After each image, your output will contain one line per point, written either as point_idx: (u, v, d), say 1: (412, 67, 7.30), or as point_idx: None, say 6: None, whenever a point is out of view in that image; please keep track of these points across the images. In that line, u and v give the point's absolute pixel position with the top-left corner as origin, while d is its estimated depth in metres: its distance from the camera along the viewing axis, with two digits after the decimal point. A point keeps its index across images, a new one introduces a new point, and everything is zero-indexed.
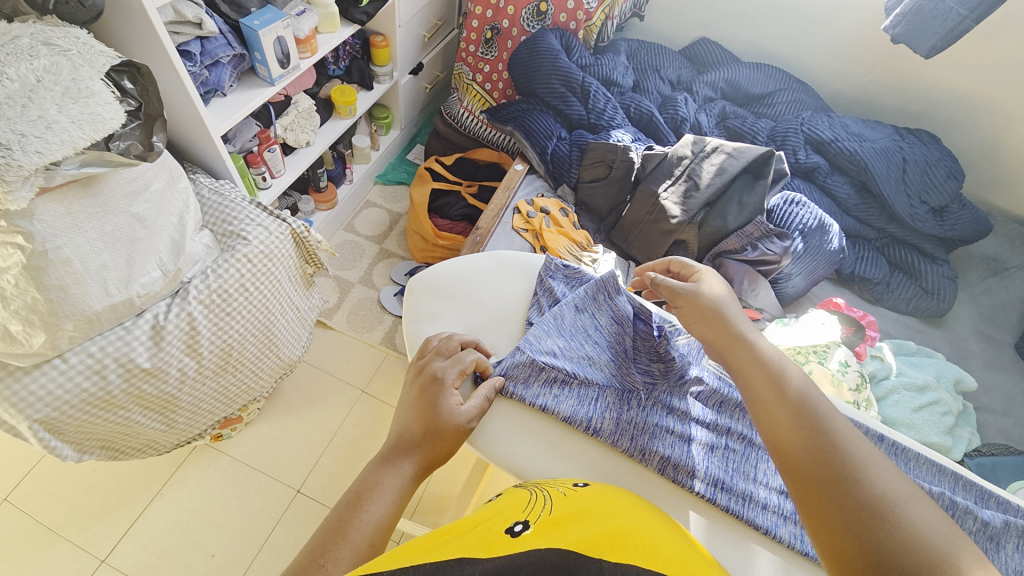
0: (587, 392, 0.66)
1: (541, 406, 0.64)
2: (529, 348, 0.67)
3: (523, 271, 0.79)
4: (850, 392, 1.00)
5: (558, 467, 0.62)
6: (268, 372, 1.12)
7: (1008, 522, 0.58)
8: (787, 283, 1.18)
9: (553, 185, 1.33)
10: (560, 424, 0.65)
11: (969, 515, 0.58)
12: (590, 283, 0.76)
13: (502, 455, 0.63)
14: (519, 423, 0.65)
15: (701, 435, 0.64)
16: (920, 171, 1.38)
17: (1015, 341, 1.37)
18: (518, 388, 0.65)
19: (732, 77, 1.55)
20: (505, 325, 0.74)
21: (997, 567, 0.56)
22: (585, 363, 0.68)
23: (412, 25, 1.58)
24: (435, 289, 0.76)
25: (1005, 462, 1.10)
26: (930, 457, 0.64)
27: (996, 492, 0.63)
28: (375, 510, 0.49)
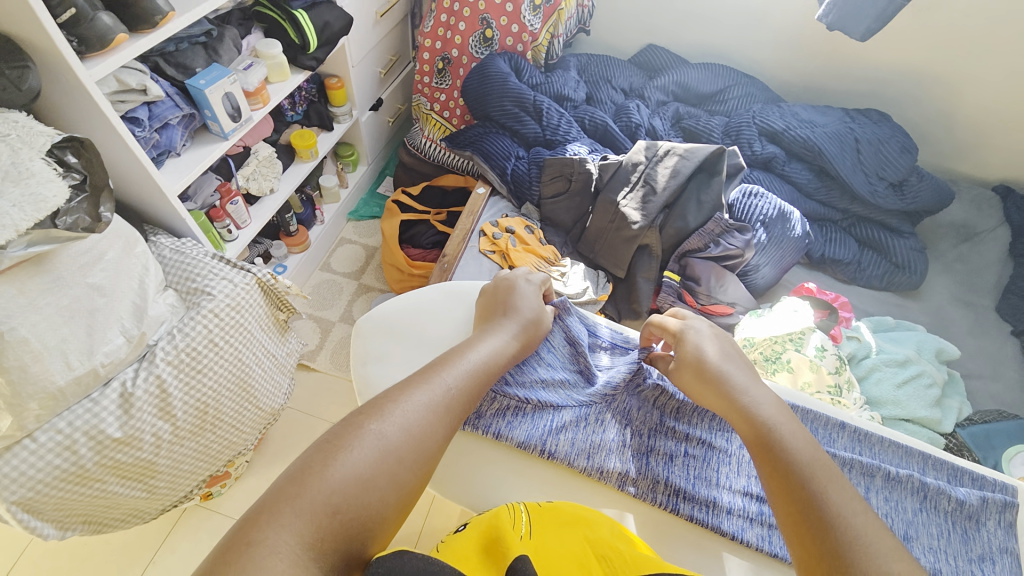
0: (543, 417, 0.69)
1: (495, 434, 0.67)
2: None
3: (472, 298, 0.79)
4: (831, 377, 0.99)
5: (515, 493, 0.65)
6: (250, 424, 1.11)
7: (985, 498, 0.61)
8: (757, 274, 1.19)
9: (517, 204, 1.35)
10: (517, 449, 0.67)
11: (943, 495, 0.61)
12: None
13: (460, 488, 0.66)
14: (479, 455, 0.67)
15: (660, 446, 0.67)
16: (874, 149, 1.40)
17: (994, 304, 1.38)
18: (472, 420, 0.68)
19: (682, 79, 1.59)
20: None
21: (979, 544, 0.59)
22: (540, 387, 0.71)
23: (365, 64, 1.61)
24: (382, 327, 0.76)
25: (997, 428, 1.10)
26: (896, 440, 0.67)
27: (969, 468, 0.65)
28: (457, 375, 0.58)
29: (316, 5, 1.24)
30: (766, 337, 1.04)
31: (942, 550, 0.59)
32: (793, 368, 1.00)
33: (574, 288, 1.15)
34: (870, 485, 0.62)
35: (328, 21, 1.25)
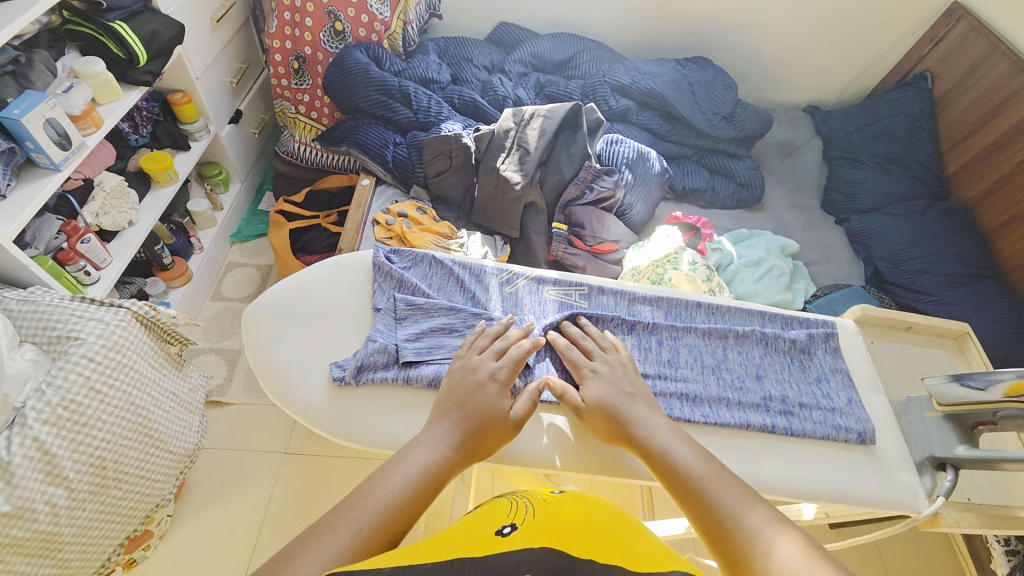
0: (446, 357, 0.71)
1: (403, 381, 0.69)
2: (383, 336, 0.72)
3: (361, 268, 0.81)
4: (704, 283, 1.17)
5: None
6: (163, 471, 1.03)
7: (813, 334, 0.77)
8: (632, 211, 1.34)
9: (405, 189, 1.36)
10: (428, 391, 0.70)
11: (781, 339, 0.77)
12: (420, 260, 0.82)
13: (381, 436, 0.66)
14: (394, 407, 0.68)
15: (556, 354, 0.75)
16: (704, 90, 1.62)
17: (818, 202, 1.69)
18: (376, 373, 0.70)
19: (536, 50, 1.68)
20: (351, 321, 0.75)
21: (816, 369, 0.76)
22: (447, 333, 0.74)
23: (211, 74, 1.51)
24: (275, 310, 0.75)
25: (835, 296, 1.36)
26: (743, 306, 0.81)
27: (800, 315, 0.81)
28: (366, 515, 0.48)
29: (137, 15, 1.15)
30: (648, 263, 1.19)
31: (786, 380, 0.74)
32: (675, 284, 1.16)
33: (474, 255, 1.20)
34: (725, 343, 0.76)
35: (155, 30, 1.16)
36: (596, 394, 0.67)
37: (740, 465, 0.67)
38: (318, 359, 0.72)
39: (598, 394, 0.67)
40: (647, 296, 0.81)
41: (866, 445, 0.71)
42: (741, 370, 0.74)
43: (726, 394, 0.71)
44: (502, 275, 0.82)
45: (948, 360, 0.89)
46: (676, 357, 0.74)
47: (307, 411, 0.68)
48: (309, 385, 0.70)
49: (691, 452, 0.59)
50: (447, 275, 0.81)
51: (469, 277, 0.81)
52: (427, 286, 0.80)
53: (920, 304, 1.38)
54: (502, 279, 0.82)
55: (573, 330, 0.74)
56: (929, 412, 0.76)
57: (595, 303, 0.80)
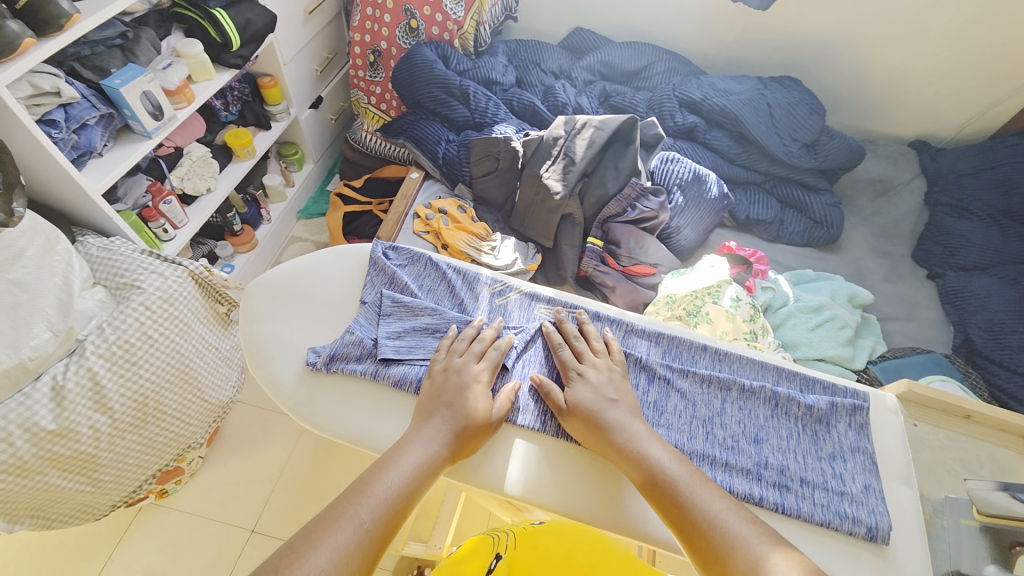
0: (420, 360, 0.71)
1: (371, 375, 0.70)
2: (362, 330, 0.74)
3: (359, 259, 0.83)
4: (745, 323, 1.07)
5: (393, 429, 0.67)
6: (197, 417, 1.13)
7: (835, 404, 0.68)
8: (679, 236, 1.26)
9: (451, 185, 1.39)
10: (395, 390, 0.70)
11: (793, 402, 0.68)
12: (417, 260, 0.83)
13: (339, 426, 0.68)
14: (355, 400, 0.70)
15: (533, 374, 0.72)
16: (785, 113, 1.48)
17: (908, 251, 1.48)
18: (347, 365, 0.71)
19: (606, 59, 1.63)
20: (339, 310, 0.78)
21: (830, 444, 0.66)
22: (428, 335, 0.74)
23: (299, 62, 1.64)
24: (272, 289, 0.79)
25: (907, 361, 1.18)
26: (755, 357, 0.73)
27: (823, 378, 0.72)
28: (371, 508, 0.53)
29: (237, 4, 1.27)
30: (686, 292, 1.11)
31: (789, 449, 0.66)
32: (710, 319, 1.07)
33: (504, 260, 1.20)
34: (725, 396, 0.69)
35: (250, 18, 1.28)
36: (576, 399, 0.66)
37: None
38: (298, 341, 0.75)
39: (580, 399, 0.66)
40: (647, 330, 0.75)
41: (876, 543, 0.60)
42: (737, 429, 0.67)
43: (713, 451, 0.65)
44: (495, 285, 0.81)
45: None
46: (663, 401, 0.69)
47: (277, 388, 0.71)
48: (284, 364, 0.73)
49: (672, 460, 0.60)
50: (439, 279, 0.81)
51: (462, 283, 0.81)
52: (418, 286, 0.80)
53: (1017, 388, 1.16)
54: (495, 289, 0.80)
55: (560, 328, 0.73)
56: (966, 519, 0.63)
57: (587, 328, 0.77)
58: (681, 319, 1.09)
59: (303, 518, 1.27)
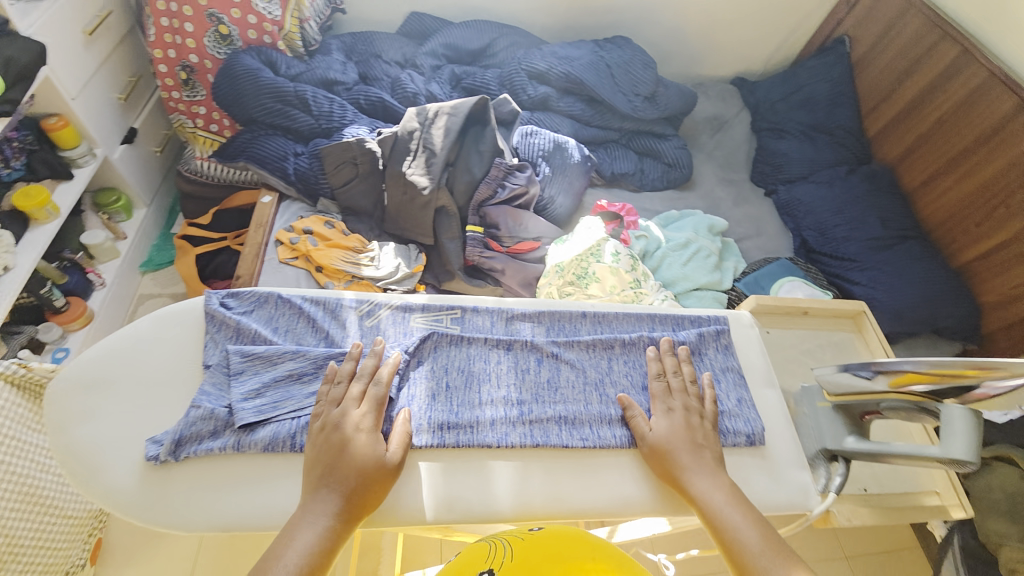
0: (290, 413, 0.65)
1: (234, 448, 0.62)
2: (210, 400, 0.65)
3: (189, 319, 0.72)
4: (628, 274, 1.14)
5: (274, 499, 0.61)
6: (64, 539, 0.95)
7: (702, 334, 0.77)
8: (554, 205, 1.29)
9: (313, 202, 1.27)
10: (267, 454, 0.63)
11: (669, 343, 0.76)
12: (262, 299, 0.73)
13: (208, 517, 0.60)
14: (216, 482, 0.62)
15: (421, 390, 0.69)
16: (623, 70, 1.57)
17: (748, 176, 1.68)
18: (200, 445, 0.62)
19: (449, 41, 1.58)
20: (174, 383, 0.67)
21: (706, 369, 0.75)
22: (294, 382, 0.67)
23: (90, 93, 1.37)
24: (82, 383, 0.65)
25: (762, 272, 1.35)
26: (629, 311, 0.80)
27: (689, 313, 0.80)
28: None
29: None
30: (572, 259, 1.14)
31: None
32: (598, 277, 1.12)
33: (386, 269, 1.15)
34: (611, 355, 0.75)
35: (11, 55, 1.04)
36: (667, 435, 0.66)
37: (617, 488, 0.66)
38: (132, 435, 0.63)
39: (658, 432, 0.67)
40: (524, 312, 0.77)
41: (755, 445, 0.71)
42: (626, 383, 0.73)
43: (609, 411, 0.70)
44: (361, 306, 0.75)
45: (847, 339, 0.88)
46: (556, 377, 0.72)
47: (116, 498, 0.60)
48: (118, 467, 0.62)
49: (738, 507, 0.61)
50: (296, 315, 0.73)
51: (323, 313, 0.74)
52: (272, 330, 0.72)
53: (845, 272, 1.39)
54: (362, 310, 0.75)
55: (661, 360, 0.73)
56: (821, 402, 0.74)
57: (468, 325, 0.75)
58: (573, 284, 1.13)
59: None
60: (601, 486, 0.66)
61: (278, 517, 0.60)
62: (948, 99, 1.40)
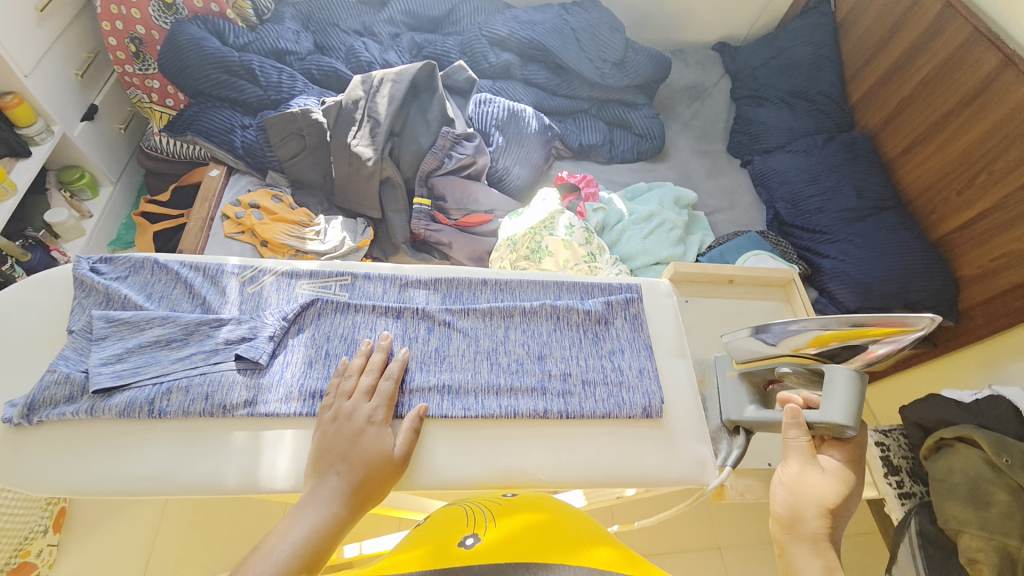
0: (150, 378, 0.64)
1: (88, 413, 0.62)
2: (68, 365, 0.64)
3: (61, 287, 0.71)
4: (582, 248, 1.09)
5: (132, 463, 0.61)
6: (18, 507, 0.96)
7: (610, 303, 0.76)
8: (510, 176, 1.25)
9: (262, 175, 1.26)
10: (124, 419, 0.63)
11: (572, 311, 0.75)
12: (138, 266, 0.72)
13: (65, 480, 0.60)
14: (71, 445, 0.61)
15: (298, 357, 0.68)
16: (589, 36, 1.50)
17: (725, 146, 1.61)
18: (54, 409, 0.61)
19: (408, 7, 1.52)
20: (45, 348, 0.67)
21: (611, 339, 0.74)
22: (160, 348, 0.66)
23: (43, 69, 1.35)
24: None
25: (727, 246, 1.30)
26: (534, 279, 0.79)
27: (599, 282, 0.80)
28: None
29: None
30: (524, 231, 1.11)
31: (572, 355, 0.72)
32: (551, 251, 1.08)
33: (332, 242, 1.13)
34: (509, 323, 0.73)
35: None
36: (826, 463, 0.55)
37: (496, 457, 0.65)
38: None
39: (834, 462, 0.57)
40: (421, 279, 0.76)
41: (653, 417, 0.70)
42: (521, 352, 0.72)
43: (497, 380, 0.69)
44: (244, 272, 0.74)
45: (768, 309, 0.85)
46: (445, 346, 0.71)
47: None
48: None
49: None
50: (173, 281, 0.72)
51: (203, 279, 0.73)
52: (145, 296, 0.70)
53: (816, 245, 1.34)
54: (246, 276, 0.74)
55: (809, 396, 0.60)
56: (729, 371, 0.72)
57: (357, 292, 0.75)
58: (527, 259, 1.09)
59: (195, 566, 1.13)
60: (478, 457, 0.65)
61: (130, 482, 0.60)
62: (934, 58, 1.30)
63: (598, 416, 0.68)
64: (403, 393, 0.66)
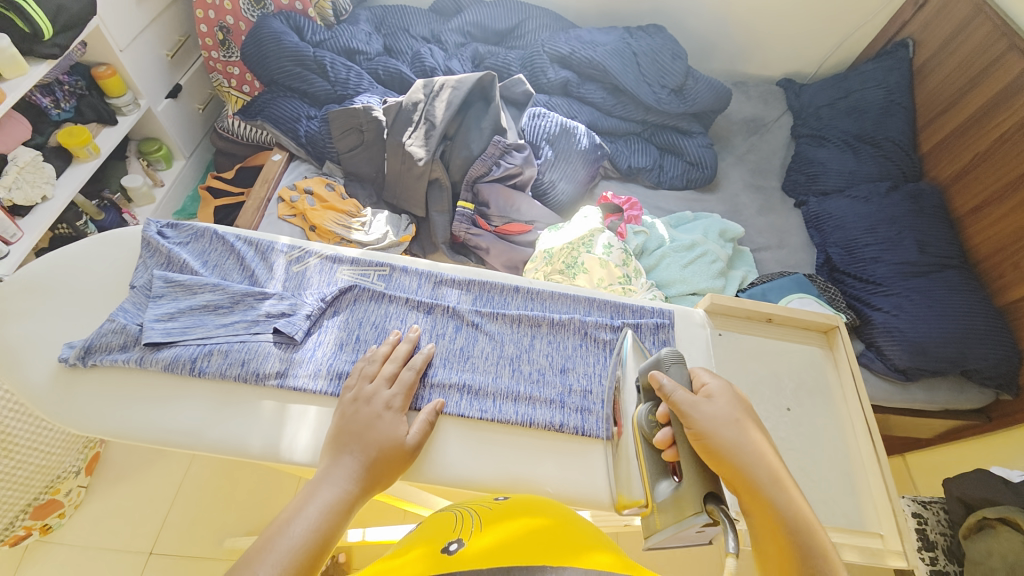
0: (195, 339, 0.68)
1: (136, 363, 0.66)
2: (125, 317, 0.69)
3: (129, 244, 0.77)
4: (618, 269, 1.08)
5: (166, 416, 0.64)
6: (58, 446, 1.03)
7: (642, 326, 0.75)
8: (554, 190, 1.26)
9: (320, 164, 1.32)
10: (167, 374, 0.67)
11: (602, 330, 0.74)
12: (198, 235, 0.78)
13: (107, 424, 0.64)
14: (117, 390, 0.66)
15: (330, 338, 0.71)
16: (651, 60, 1.51)
17: (779, 184, 1.57)
18: (108, 355, 0.66)
19: (477, 18, 1.56)
20: (106, 298, 0.73)
21: None
22: (208, 312, 0.70)
23: (139, 47, 1.48)
24: (24, 287, 0.71)
25: (771, 285, 1.25)
26: (567, 292, 0.79)
27: (632, 303, 0.79)
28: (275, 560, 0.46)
29: None
30: (562, 245, 1.11)
31: (595, 372, 0.72)
32: (586, 269, 1.08)
33: (375, 235, 1.18)
34: (537, 333, 0.74)
35: (64, 4, 1.12)
36: (702, 417, 0.55)
37: (507, 464, 0.65)
38: (56, 339, 0.69)
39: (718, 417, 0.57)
40: (456, 279, 0.78)
41: None
42: (544, 363, 0.72)
43: (517, 387, 0.69)
44: (292, 252, 0.78)
45: (810, 355, 0.80)
46: (471, 346, 0.72)
47: (29, 392, 0.65)
48: (38, 365, 0.67)
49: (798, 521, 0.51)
50: (227, 252, 0.77)
51: (254, 254, 0.77)
52: (201, 263, 0.75)
53: (867, 296, 1.27)
54: (293, 256, 0.77)
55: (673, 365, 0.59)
56: None
57: (393, 283, 0.77)
58: (562, 273, 1.10)
59: (208, 528, 1.18)
60: (489, 459, 0.65)
61: (162, 434, 0.63)
62: (1011, 117, 1.24)
63: (612, 436, 0.67)
64: (424, 386, 0.67)
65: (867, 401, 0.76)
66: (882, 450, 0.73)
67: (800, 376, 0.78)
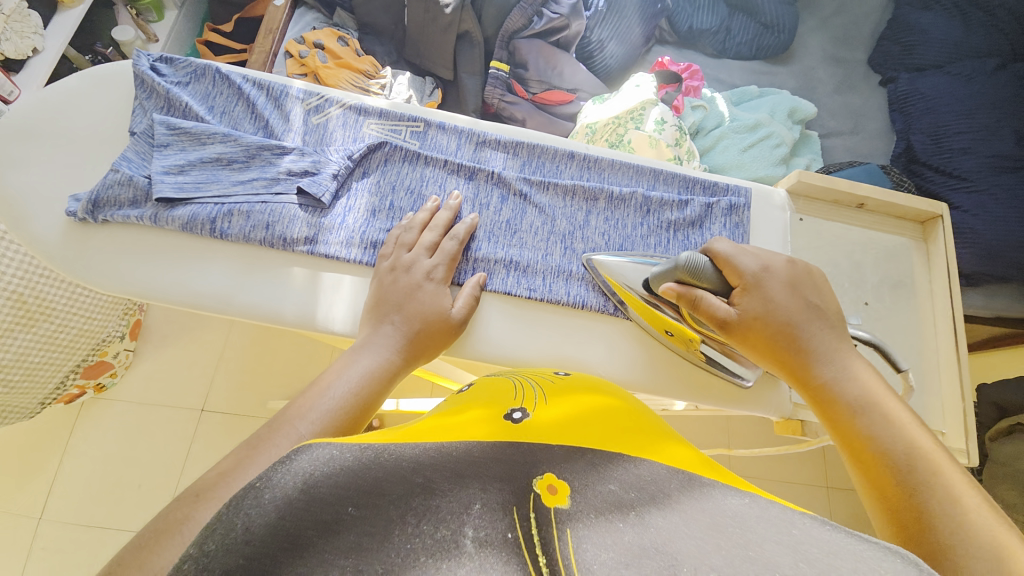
0: (213, 197, 0.62)
1: (151, 220, 0.61)
2: (131, 168, 0.63)
3: (123, 86, 0.69)
4: (670, 149, 0.92)
5: (189, 277, 0.62)
6: (98, 312, 1.05)
7: (711, 205, 0.68)
8: (602, 53, 1.09)
9: (330, 14, 1.13)
10: (186, 233, 0.62)
11: (664, 206, 0.68)
12: (204, 76, 0.69)
13: (130, 282, 0.61)
14: (134, 248, 0.62)
15: (363, 203, 0.65)
16: None
17: (867, 56, 1.32)
18: (119, 211, 0.62)
19: None
20: (108, 148, 0.66)
21: (703, 244, 0.67)
22: (223, 167, 0.64)
23: None
24: (16, 131, 0.64)
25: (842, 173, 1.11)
26: (627, 162, 0.70)
27: (698, 177, 0.70)
28: (313, 421, 0.44)
29: None
30: (608, 119, 0.97)
31: (654, 254, 0.66)
32: (633, 147, 0.93)
33: (396, 100, 1.04)
34: (593, 207, 0.67)
35: None
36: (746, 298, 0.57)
37: (557, 346, 0.62)
38: (59, 193, 0.64)
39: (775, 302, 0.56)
40: (500, 139, 0.69)
41: None
42: (599, 241, 0.66)
43: (569, 265, 0.64)
44: (309, 99, 0.69)
45: (899, 246, 0.73)
46: (518, 220, 0.66)
47: (43, 247, 0.62)
48: (47, 219, 0.63)
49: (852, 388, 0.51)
50: (236, 97, 0.69)
51: (266, 99, 0.69)
52: (207, 108, 0.68)
53: (946, 192, 1.13)
54: (314, 106, 0.69)
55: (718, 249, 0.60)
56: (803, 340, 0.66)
57: (429, 142, 0.69)
58: None
59: (253, 390, 1.26)
60: (538, 338, 0.62)
61: (191, 296, 0.61)
62: None
63: None
64: (466, 261, 0.63)
65: (959, 297, 0.70)
66: (963, 348, 0.69)
67: (886, 269, 0.73)
